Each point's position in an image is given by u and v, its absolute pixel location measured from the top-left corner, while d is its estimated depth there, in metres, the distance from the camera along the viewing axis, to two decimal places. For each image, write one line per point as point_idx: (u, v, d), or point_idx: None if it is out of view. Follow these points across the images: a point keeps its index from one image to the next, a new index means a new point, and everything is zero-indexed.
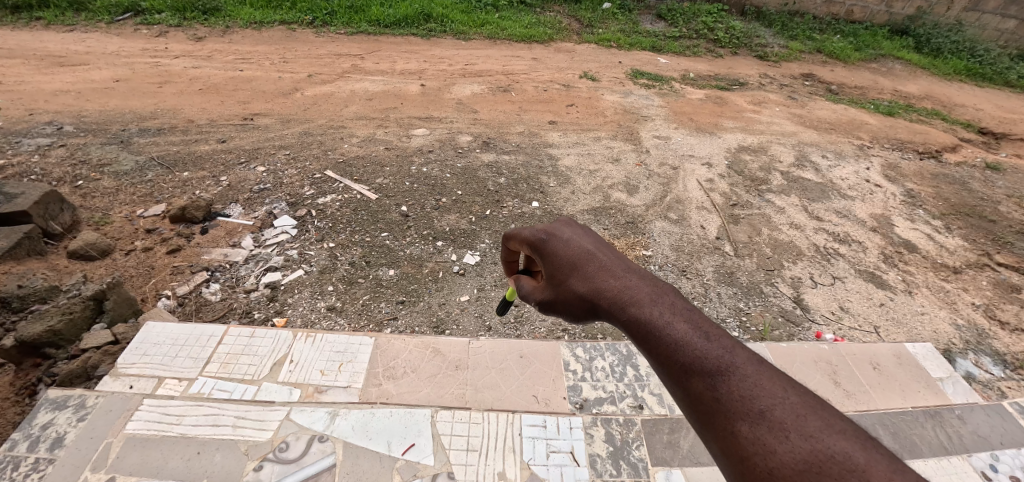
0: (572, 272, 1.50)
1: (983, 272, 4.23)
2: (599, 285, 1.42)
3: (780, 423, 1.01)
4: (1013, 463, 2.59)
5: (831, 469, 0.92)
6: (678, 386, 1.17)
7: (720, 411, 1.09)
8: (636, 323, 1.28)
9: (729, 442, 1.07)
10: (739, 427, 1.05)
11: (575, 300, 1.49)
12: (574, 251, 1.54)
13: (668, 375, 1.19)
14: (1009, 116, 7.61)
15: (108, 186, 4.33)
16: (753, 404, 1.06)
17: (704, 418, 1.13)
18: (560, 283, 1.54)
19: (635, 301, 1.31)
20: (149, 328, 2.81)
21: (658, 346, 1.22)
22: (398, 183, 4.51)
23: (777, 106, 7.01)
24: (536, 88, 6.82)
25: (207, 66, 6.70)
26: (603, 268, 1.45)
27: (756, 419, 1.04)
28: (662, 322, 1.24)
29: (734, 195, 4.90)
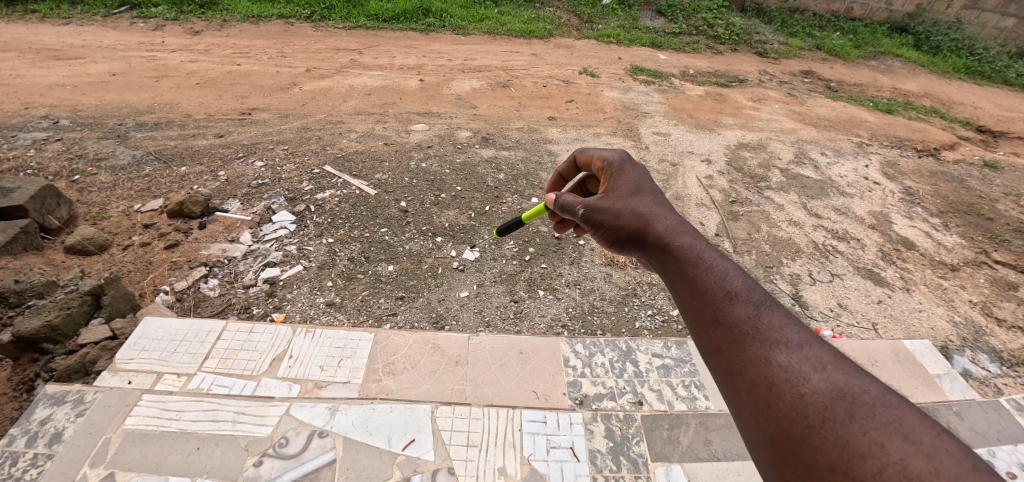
0: (637, 199, 1.71)
1: (981, 270, 4.25)
2: (660, 213, 1.62)
3: (816, 357, 1.13)
4: (1010, 459, 2.60)
5: (862, 400, 1.03)
6: (717, 308, 1.30)
7: (756, 334, 1.21)
8: (691, 253, 1.45)
9: (760, 364, 1.17)
10: (774, 353, 1.16)
11: (627, 217, 1.66)
12: (644, 188, 1.77)
13: (711, 298, 1.32)
14: (1007, 114, 7.62)
15: (105, 181, 4.30)
16: (788, 333, 1.20)
17: (733, 341, 1.23)
18: (620, 201, 1.72)
19: (694, 237, 1.50)
20: (148, 323, 2.80)
21: (709, 271, 1.38)
22: (397, 178, 4.50)
23: (777, 103, 7.01)
24: (536, 84, 6.80)
25: (204, 60, 6.66)
26: (666, 205, 1.67)
27: (793, 350, 1.16)
28: (719, 256, 1.42)
29: (733, 192, 4.90)
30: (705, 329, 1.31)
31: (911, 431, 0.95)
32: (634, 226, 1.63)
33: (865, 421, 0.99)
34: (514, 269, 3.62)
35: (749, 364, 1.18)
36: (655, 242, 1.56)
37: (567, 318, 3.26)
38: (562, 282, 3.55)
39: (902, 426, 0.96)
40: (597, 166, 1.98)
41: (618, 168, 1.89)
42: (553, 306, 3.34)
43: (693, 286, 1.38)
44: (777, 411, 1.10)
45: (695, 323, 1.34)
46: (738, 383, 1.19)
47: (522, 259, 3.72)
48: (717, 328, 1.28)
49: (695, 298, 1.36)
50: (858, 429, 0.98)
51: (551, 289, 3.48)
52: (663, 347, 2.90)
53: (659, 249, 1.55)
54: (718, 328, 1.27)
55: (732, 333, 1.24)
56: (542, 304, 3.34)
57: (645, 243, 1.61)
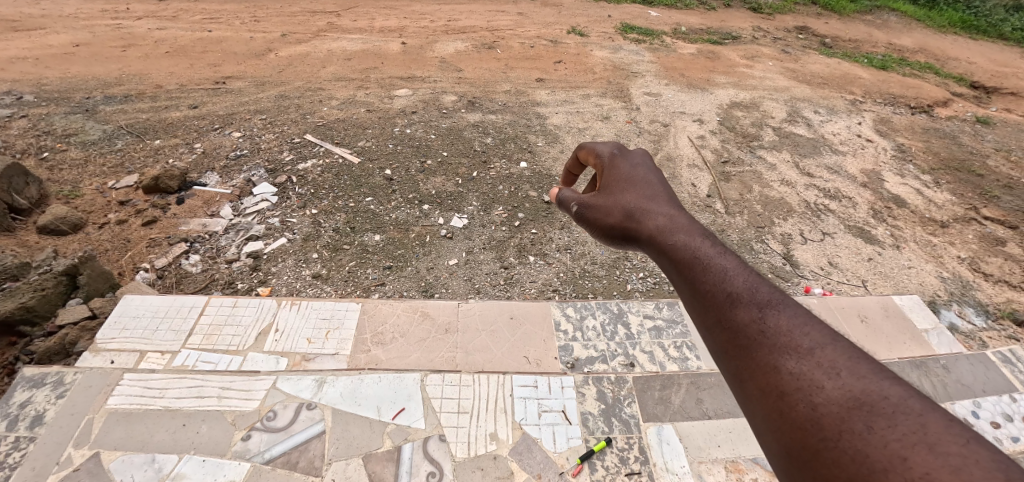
0: (622, 189, 1.45)
1: (970, 226, 4.24)
2: (649, 205, 1.36)
3: (830, 360, 0.88)
4: (994, 409, 2.64)
5: (883, 406, 0.79)
6: (716, 309, 1.05)
7: (762, 339, 0.96)
8: (682, 246, 1.19)
9: (765, 372, 0.92)
10: (783, 357, 0.92)
11: (612, 212, 1.40)
12: (630, 176, 1.50)
13: (708, 298, 1.08)
14: (1002, 68, 7.50)
15: (76, 158, 4.11)
16: (799, 335, 0.94)
17: (738, 349, 0.99)
18: (606, 195, 1.46)
19: (685, 227, 1.25)
20: (128, 301, 2.72)
21: (705, 267, 1.12)
22: (381, 146, 4.36)
23: (770, 61, 6.84)
24: (522, 45, 6.56)
25: (173, 27, 6.33)
26: (655, 193, 1.40)
27: (803, 354, 0.91)
28: (717, 249, 1.16)
29: (725, 151, 4.82)
30: (709, 338, 1.06)
31: (935, 440, 0.73)
32: (620, 219, 1.38)
33: (886, 431, 0.77)
34: (503, 236, 3.56)
35: (755, 373, 0.93)
36: (644, 237, 1.31)
37: (558, 283, 3.22)
38: (552, 247, 3.49)
39: (926, 435, 0.74)
40: (579, 157, 1.72)
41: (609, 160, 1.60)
42: (544, 271, 3.30)
43: (687, 287, 1.13)
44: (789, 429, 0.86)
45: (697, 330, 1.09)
46: (746, 394, 0.95)
47: (511, 225, 3.65)
48: (721, 336, 1.02)
49: (692, 302, 1.11)
50: (877, 440, 0.76)
51: (541, 254, 3.43)
52: (654, 308, 2.88)
53: (650, 247, 1.29)
54: (721, 336, 1.02)
55: (736, 341, 0.99)
56: (532, 270, 3.29)
57: (635, 241, 1.35)
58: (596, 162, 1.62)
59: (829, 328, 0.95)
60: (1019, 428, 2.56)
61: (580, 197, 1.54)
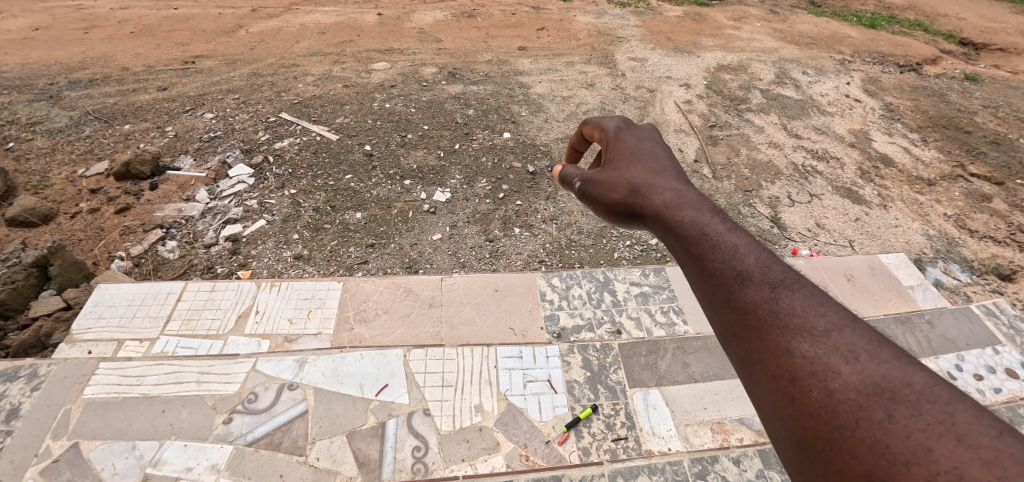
0: (627, 164, 1.36)
1: (956, 183, 4.22)
2: (655, 180, 1.27)
3: (848, 343, 0.80)
4: (977, 361, 2.67)
5: (906, 394, 0.72)
6: (722, 288, 0.97)
7: (773, 319, 0.87)
8: (688, 222, 1.10)
9: (776, 355, 0.84)
10: (795, 340, 0.84)
11: (616, 186, 1.32)
12: (636, 151, 1.40)
13: (714, 275, 0.99)
14: (991, 23, 7.38)
15: (42, 146, 3.95)
16: (815, 316, 0.86)
17: (746, 331, 0.90)
18: (611, 169, 1.37)
19: (694, 202, 1.15)
20: (102, 290, 2.64)
21: (713, 244, 1.03)
22: (359, 121, 4.23)
23: (758, 21, 6.69)
24: (503, 12, 6.35)
25: (137, 6, 6.05)
26: (663, 169, 1.31)
27: (817, 336, 0.83)
28: (725, 225, 1.07)
29: (713, 116, 4.74)
30: (714, 318, 0.98)
31: (964, 431, 0.67)
32: (625, 195, 1.29)
33: (909, 420, 0.70)
34: (488, 208, 3.49)
35: (764, 356, 0.85)
36: (648, 213, 1.21)
37: (545, 254, 3.19)
38: (538, 218, 3.44)
39: (954, 425, 0.68)
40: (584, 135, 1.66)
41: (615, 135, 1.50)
42: (530, 242, 3.25)
43: (693, 265, 1.04)
44: (802, 417, 0.78)
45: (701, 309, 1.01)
46: (753, 379, 0.87)
47: (495, 197, 3.58)
48: (728, 316, 0.94)
49: (696, 280, 1.02)
50: (899, 429, 0.70)
51: (526, 226, 3.37)
52: (641, 275, 2.86)
53: (655, 224, 1.20)
54: (727, 316, 0.94)
55: (744, 321, 0.90)
56: (517, 242, 3.24)
57: (639, 219, 1.26)
58: (602, 138, 1.52)
59: (846, 310, 0.87)
60: (1001, 380, 2.59)
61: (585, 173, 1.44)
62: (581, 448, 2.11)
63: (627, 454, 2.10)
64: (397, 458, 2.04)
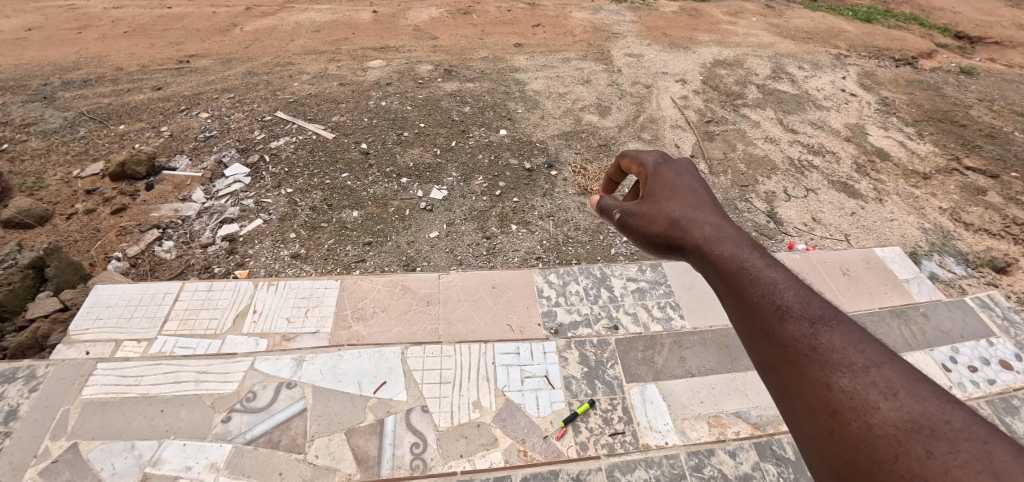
0: (666, 196, 1.39)
1: (952, 177, 4.23)
2: (694, 214, 1.30)
3: (887, 379, 0.83)
4: (971, 354, 2.69)
5: (944, 431, 0.75)
6: (762, 321, 0.99)
7: (812, 354, 0.90)
8: (728, 256, 1.13)
9: (815, 388, 0.87)
10: (834, 374, 0.86)
11: (655, 219, 1.36)
12: (674, 184, 1.43)
13: (754, 309, 1.01)
14: (987, 16, 7.38)
15: (37, 148, 3.93)
16: (854, 353, 0.88)
17: (785, 363, 0.93)
18: (650, 201, 1.41)
19: (733, 238, 1.18)
20: (98, 291, 2.63)
21: (753, 278, 1.05)
22: (356, 120, 4.23)
23: (754, 16, 6.69)
24: (499, 9, 6.34)
25: (130, 5, 6.03)
26: (702, 202, 1.34)
27: (856, 372, 0.85)
28: (764, 260, 1.09)
29: (709, 111, 4.74)
30: (754, 351, 1.01)
31: (1002, 469, 0.69)
32: (666, 229, 1.32)
33: (947, 457, 0.73)
34: (485, 206, 3.49)
35: (803, 389, 0.88)
36: (689, 247, 1.24)
37: (542, 250, 3.19)
38: (535, 215, 3.44)
39: (992, 463, 0.70)
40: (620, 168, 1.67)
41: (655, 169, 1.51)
42: (527, 239, 3.25)
43: (733, 299, 1.07)
44: (843, 450, 0.81)
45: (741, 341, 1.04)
46: (792, 410, 0.90)
47: (492, 194, 3.58)
48: (768, 349, 0.97)
49: (737, 314, 1.05)
50: (937, 465, 0.72)
51: (523, 223, 3.38)
52: (638, 271, 2.87)
53: (696, 258, 1.23)
54: (767, 349, 0.97)
55: (783, 354, 0.93)
56: (514, 239, 3.25)
57: (680, 252, 1.28)
58: (640, 170, 1.53)
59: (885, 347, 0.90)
60: (995, 371, 2.62)
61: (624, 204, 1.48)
62: (578, 443, 2.12)
63: (624, 449, 2.12)
64: (396, 454, 2.05)
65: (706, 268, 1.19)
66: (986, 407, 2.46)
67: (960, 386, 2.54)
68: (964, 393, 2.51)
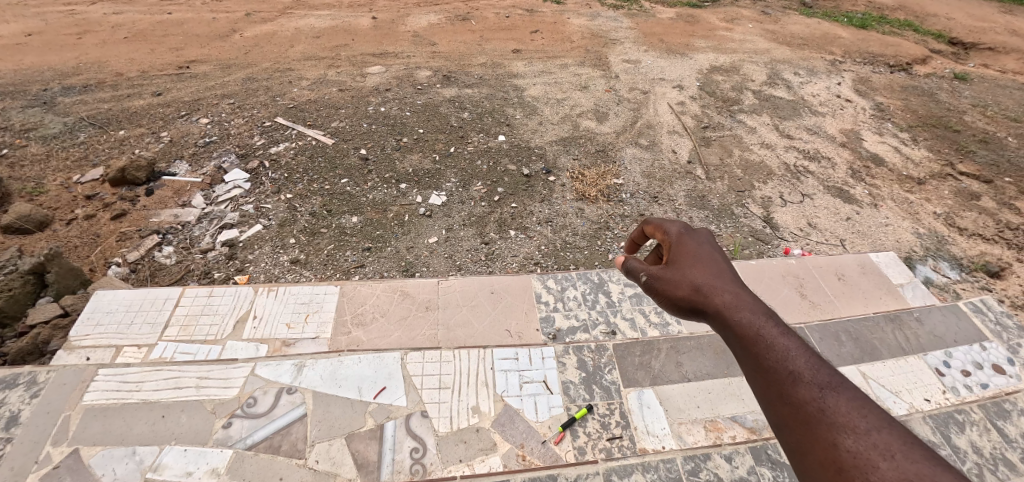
0: (690, 262, 1.39)
1: (946, 182, 4.27)
2: (717, 282, 1.33)
3: (886, 442, 0.95)
4: (965, 358, 2.72)
5: None
6: (776, 384, 1.11)
7: (821, 416, 1.02)
8: (747, 323, 1.22)
9: (824, 446, 0.99)
10: (841, 434, 0.98)
11: (680, 283, 1.36)
12: (697, 250, 1.42)
13: (770, 373, 1.12)
14: (981, 23, 7.45)
15: (36, 153, 3.94)
16: (856, 416, 1.00)
17: (799, 423, 1.04)
18: (675, 266, 1.40)
19: (753, 306, 1.26)
20: (99, 297, 2.65)
21: (768, 345, 1.16)
22: (355, 125, 4.25)
23: (750, 23, 6.76)
24: (497, 15, 6.39)
25: (130, 11, 6.06)
26: (724, 270, 1.36)
27: (859, 434, 0.97)
28: (779, 329, 1.19)
29: (705, 117, 4.78)
30: (769, 411, 1.12)
31: None
32: (690, 295, 1.33)
33: None
34: (483, 211, 3.52)
35: (814, 446, 1.00)
36: (712, 314, 1.29)
37: (540, 256, 3.22)
38: (533, 220, 3.47)
39: None
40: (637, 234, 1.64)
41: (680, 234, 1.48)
42: (526, 244, 3.28)
43: (751, 364, 1.16)
44: None
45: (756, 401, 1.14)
46: (805, 466, 1.02)
47: (491, 200, 3.61)
48: (782, 409, 1.08)
49: (754, 377, 1.15)
50: None
51: (522, 228, 3.40)
52: None
53: (720, 325, 1.27)
54: (781, 409, 1.08)
55: (797, 415, 1.05)
56: (513, 244, 3.27)
57: (703, 318, 1.32)
58: (663, 237, 1.50)
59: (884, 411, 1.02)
60: (988, 375, 2.65)
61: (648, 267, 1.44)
62: (576, 448, 2.14)
63: (622, 453, 2.14)
64: (396, 459, 2.07)
65: (727, 334, 1.25)
66: (979, 411, 2.49)
67: (953, 390, 2.58)
68: (958, 397, 2.54)
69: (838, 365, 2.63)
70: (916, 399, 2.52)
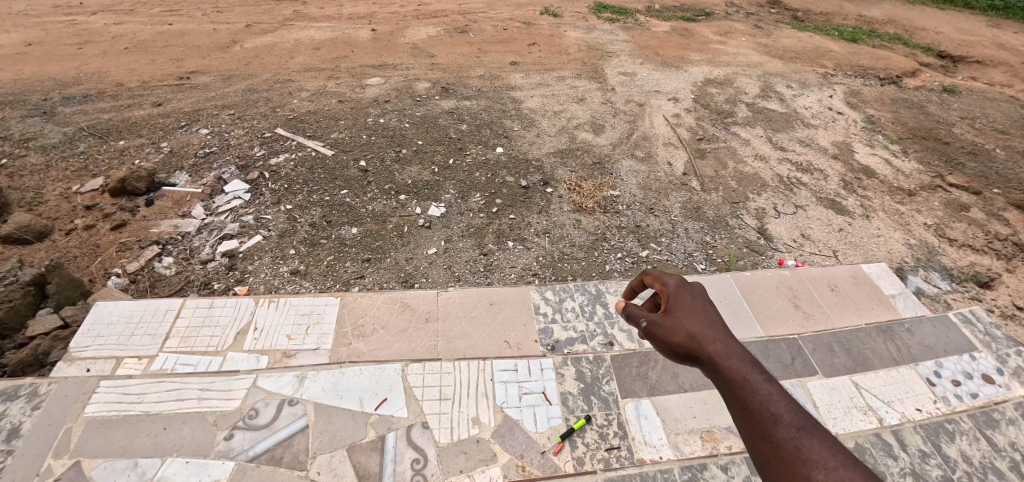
0: (686, 311, 1.43)
1: (936, 193, 4.34)
2: (712, 331, 1.37)
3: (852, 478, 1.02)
4: (955, 368, 2.77)
5: None
6: (757, 425, 1.17)
7: (797, 454, 1.09)
8: (736, 370, 1.27)
9: None
10: (813, 470, 1.06)
11: (676, 331, 1.39)
12: (692, 301, 1.46)
13: (753, 414, 1.19)
14: (969, 37, 7.61)
15: (36, 163, 3.95)
16: (827, 454, 1.08)
17: (778, 461, 1.11)
18: (672, 313, 1.43)
19: (742, 353, 1.31)
20: (100, 308, 2.66)
21: (753, 389, 1.23)
22: (355, 136, 4.30)
23: (743, 36, 6.89)
24: (495, 28, 6.48)
25: (130, 22, 6.11)
26: (718, 320, 1.40)
27: (830, 470, 1.05)
28: (763, 375, 1.25)
29: (700, 129, 4.86)
30: (750, 449, 1.19)
31: None
32: (686, 344, 1.37)
33: None
34: (482, 222, 3.56)
35: None
36: (705, 362, 1.33)
37: (538, 267, 3.25)
38: (531, 231, 3.51)
39: None
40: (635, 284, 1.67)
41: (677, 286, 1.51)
42: (524, 255, 3.32)
43: (737, 407, 1.23)
44: None
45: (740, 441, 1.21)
46: None
47: (489, 211, 3.65)
48: (763, 447, 1.15)
49: (739, 419, 1.22)
50: None
51: (520, 239, 3.44)
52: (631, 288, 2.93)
53: (712, 372, 1.31)
54: (762, 447, 1.15)
55: (776, 452, 1.12)
56: (511, 255, 3.31)
57: (696, 365, 1.36)
58: (660, 288, 1.54)
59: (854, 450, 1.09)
60: (977, 385, 2.69)
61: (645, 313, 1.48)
62: (575, 458, 2.17)
63: (620, 463, 2.16)
64: (397, 470, 2.08)
65: (717, 381, 1.30)
66: (968, 420, 2.54)
67: (944, 400, 2.62)
68: (948, 407, 2.59)
69: (832, 376, 2.67)
70: (907, 409, 2.56)
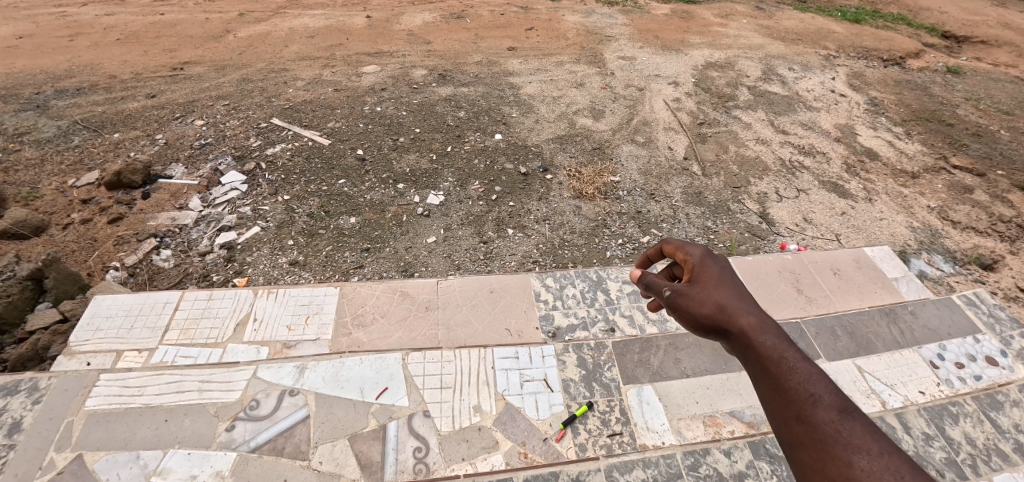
0: (714, 282, 1.41)
1: (940, 175, 4.29)
2: (740, 303, 1.36)
3: (896, 466, 1.01)
4: (958, 350, 2.76)
5: None
6: (793, 404, 1.16)
7: (837, 437, 1.08)
8: (770, 346, 1.25)
9: (839, 466, 1.04)
10: (855, 455, 1.04)
11: (704, 301, 1.37)
12: (720, 274, 1.44)
13: (789, 393, 1.17)
14: (975, 16, 7.47)
15: (31, 158, 3.91)
16: (870, 440, 1.06)
17: (814, 443, 1.10)
18: (699, 284, 1.41)
19: (774, 329, 1.29)
20: (98, 302, 2.64)
21: (789, 366, 1.21)
22: (351, 125, 4.25)
23: (744, 18, 6.78)
24: (492, 13, 6.39)
25: (122, 12, 6.02)
26: (746, 291, 1.39)
27: (873, 455, 1.03)
28: (799, 353, 1.24)
29: (701, 113, 4.80)
30: (781, 428, 1.17)
31: None
32: (714, 316, 1.35)
33: None
34: (481, 210, 3.53)
35: (826, 466, 1.06)
36: (735, 336, 1.31)
37: (538, 254, 3.23)
38: (531, 219, 3.48)
39: None
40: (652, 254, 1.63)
41: (701, 260, 1.48)
42: (524, 243, 3.29)
43: (770, 384, 1.21)
44: None
45: (770, 419, 1.19)
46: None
47: (488, 199, 3.62)
48: (797, 428, 1.13)
49: (773, 396, 1.20)
50: None
51: (519, 227, 3.41)
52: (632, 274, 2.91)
53: (744, 346, 1.29)
54: (796, 428, 1.13)
55: (812, 434, 1.10)
56: (511, 243, 3.29)
57: (723, 338, 1.35)
58: (684, 259, 1.50)
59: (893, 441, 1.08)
60: (981, 368, 2.69)
61: (668, 282, 1.44)
62: (577, 445, 2.16)
63: (622, 449, 2.16)
64: (399, 459, 2.08)
65: (749, 355, 1.28)
66: (972, 403, 2.53)
67: (947, 382, 2.61)
68: (952, 389, 2.58)
69: (835, 360, 2.66)
70: (911, 392, 2.55)
